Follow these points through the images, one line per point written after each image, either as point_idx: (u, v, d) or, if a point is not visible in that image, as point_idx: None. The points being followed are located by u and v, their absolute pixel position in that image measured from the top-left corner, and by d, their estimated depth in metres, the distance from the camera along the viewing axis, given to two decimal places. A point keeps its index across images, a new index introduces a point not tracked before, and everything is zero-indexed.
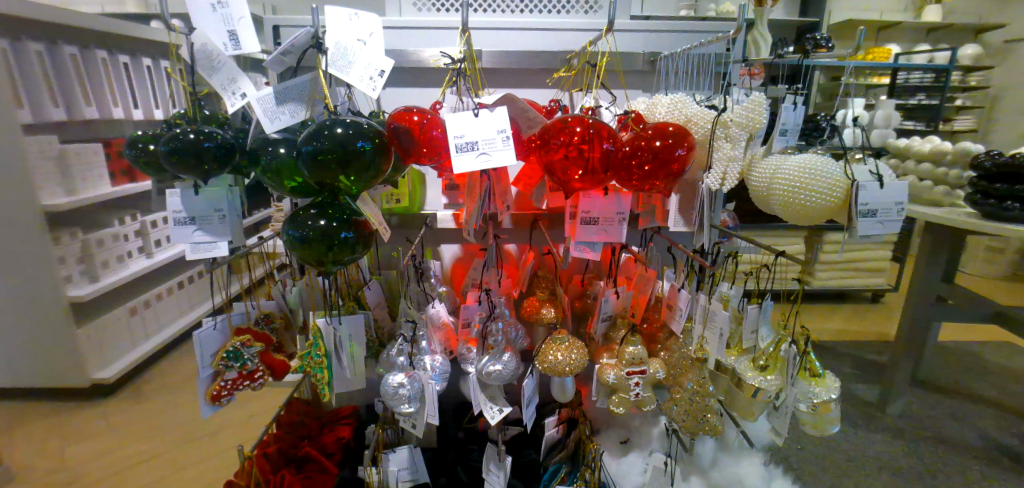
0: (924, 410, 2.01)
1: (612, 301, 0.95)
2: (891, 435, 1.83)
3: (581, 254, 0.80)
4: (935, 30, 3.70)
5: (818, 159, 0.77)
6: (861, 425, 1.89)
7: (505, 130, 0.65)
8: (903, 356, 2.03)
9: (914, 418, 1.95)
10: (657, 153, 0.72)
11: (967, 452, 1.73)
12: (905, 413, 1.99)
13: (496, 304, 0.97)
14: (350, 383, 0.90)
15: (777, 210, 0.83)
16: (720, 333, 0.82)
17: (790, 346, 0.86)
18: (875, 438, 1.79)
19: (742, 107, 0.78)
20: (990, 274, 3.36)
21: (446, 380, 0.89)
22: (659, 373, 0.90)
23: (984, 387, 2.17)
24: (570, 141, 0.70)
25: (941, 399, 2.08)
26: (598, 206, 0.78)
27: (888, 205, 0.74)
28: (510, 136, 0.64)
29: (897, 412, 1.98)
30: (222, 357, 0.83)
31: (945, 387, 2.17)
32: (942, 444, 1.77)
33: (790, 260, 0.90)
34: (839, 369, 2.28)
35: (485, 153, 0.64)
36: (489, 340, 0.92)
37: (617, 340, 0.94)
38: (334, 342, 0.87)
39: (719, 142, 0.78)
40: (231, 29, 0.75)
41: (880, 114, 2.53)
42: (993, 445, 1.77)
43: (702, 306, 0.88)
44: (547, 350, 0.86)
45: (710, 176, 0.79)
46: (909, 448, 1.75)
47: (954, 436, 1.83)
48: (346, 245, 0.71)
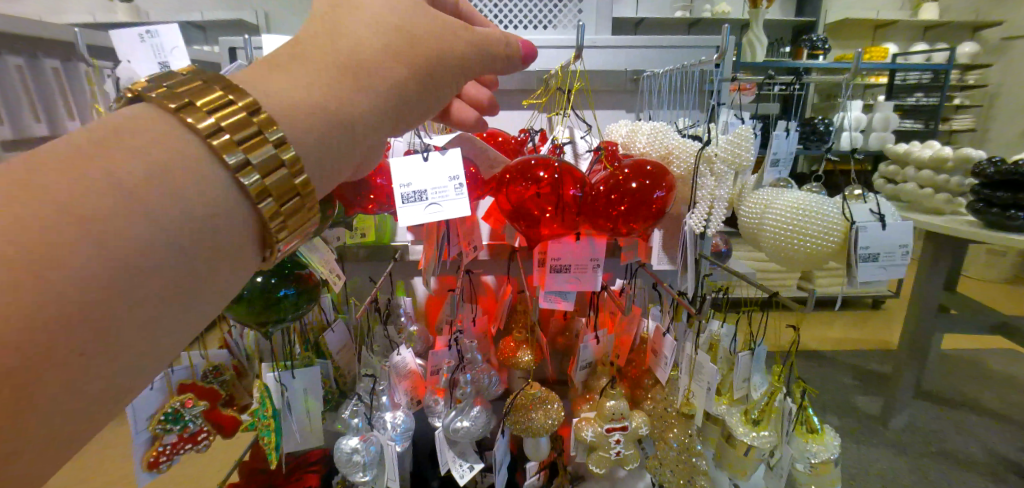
0: (928, 422, 1.93)
1: (592, 347, 0.87)
2: (895, 449, 1.75)
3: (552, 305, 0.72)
4: (932, 29, 3.63)
5: (812, 198, 0.69)
6: (863, 439, 1.81)
7: (458, 176, 0.56)
8: (906, 367, 1.95)
9: (917, 432, 1.87)
10: (631, 196, 0.64)
11: (972, 468, 1.65)
12: (908, 426, 1.90)
13: (466, 349, 0.89)
14: (305, 440, 0.82)
15: (767, 252, 0.74)
16: (708, 388, 0.76)
17: (785, 399, 0.79)
18: (876, 454, 1.72)
19: (729, 140, 0.70)
20: (990, 277, 3.29)
21: (410, 438, 0.82)
22: (642, 428, 0.82)
23: (992, 397, 2.08)
24: (534, 188, 0.63)
25: (945, 411, 2.00)
26: (570, 253, 0.71)
27: (892, 248, 0.66)
28: (464, 184, 0.55)
29: (900, 425, 1.89)
30: (159, 420, 0.75)
31: (950, 398, 2.09)
32: (945, 459, 1.70)
33: (788, 303, 0.82)
34: (839, 379, 2.19)
35: (434, 204, 0.55)
36: (456, 392, 0.84)
37: (598, 389, 0.87)
38: (284, 401, 0.79)
39: (703, 179, 0.70)
40: (163, 60, 0.67)
41: (878, 117, 2.42)
42: (999, 460, 1.70)
43: (688, 355, 0.81)
44: (519, 407, 0.78)
45: (693, 217, 0.70)
46: (913, 463, 1.67)
47: (959, 450, 1.75)
48: (286, 302, 0.64)
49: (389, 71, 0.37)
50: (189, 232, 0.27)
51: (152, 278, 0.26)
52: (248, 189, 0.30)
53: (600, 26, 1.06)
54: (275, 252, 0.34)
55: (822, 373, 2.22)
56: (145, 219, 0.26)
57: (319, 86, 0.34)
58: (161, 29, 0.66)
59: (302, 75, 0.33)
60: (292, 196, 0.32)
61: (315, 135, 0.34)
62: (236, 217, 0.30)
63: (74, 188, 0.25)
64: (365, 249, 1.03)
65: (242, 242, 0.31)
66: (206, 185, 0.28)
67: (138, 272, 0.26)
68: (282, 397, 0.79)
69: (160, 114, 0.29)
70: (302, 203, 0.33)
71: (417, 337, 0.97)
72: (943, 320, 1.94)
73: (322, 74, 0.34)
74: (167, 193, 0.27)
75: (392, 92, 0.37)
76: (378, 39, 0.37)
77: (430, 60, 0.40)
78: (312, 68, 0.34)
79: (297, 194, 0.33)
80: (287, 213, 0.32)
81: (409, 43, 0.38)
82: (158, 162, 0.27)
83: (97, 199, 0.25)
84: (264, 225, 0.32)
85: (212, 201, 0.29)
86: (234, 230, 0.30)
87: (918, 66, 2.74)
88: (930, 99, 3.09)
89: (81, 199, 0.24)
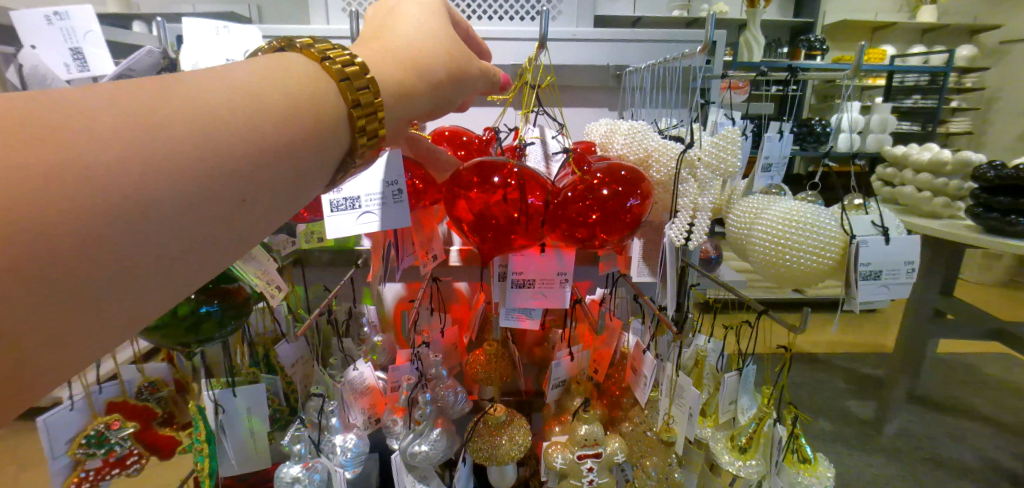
0: (922, 427, 1.87)
1: (565, 365, 0.80)
2: (889, 456, 1.68)
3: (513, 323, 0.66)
4: (929, 31, 3.59)
5: (806, 206, 0.63)
6: (855, 444, 1.75)
7: (397, 181, 0.48)
8: (900, 371, 1.89)
9: (911, 438, 1.81)
10: (603, 204, 0.57)
11: (965, 475, 1.60)
12: (902, 431, 1.84)
13: (431, 364, 0.83)
14: (246, 464, 0.74)
15: (756, 265, 0.68)
16: (690, 414, 0.69)
17: (775, 425, 0.72)
18: (870, 461, 1.65)
19: (712, 143, 0.63)
20: (984, 280, 3.24)
21: (362, 463, 0.75)
22: (618, 456, 0.74)
23: (986, 403, 2.02)
24: (493, 193, 0.56)
25: (940, 416, 1.94)
26: (535, 266, 0.65)
27: (896, 265, 0.59)
28: (403, 190, 0.48)
29: (894, 431, 1.83)
30: (80, 444, 0.68)
31: (944, 403, 2.03)
32: (939, 467, 1.64)
33: (778, 321, 0.74)
34: (833, 382, 2.12)
35: (368, 213, 0.49)
36: (415, 413, 0.77)
37: (571, 410, 0.80)
38: (221, 420, 0.71)
39: (684, 185, 0.63)
40: (74, 46, 0.60)
41: (875, 119, 2.36)
42: (993, 467, 1.64)
43: (668, 376, 0.73)
44: (483, 432, 0.72)
45: (673, 227, 0.63)
46: (907, 470, 1.61)
47: (952, 457, 1.70)
48: (209, 319, 0.58)
49: (441, 70, 0.46)
50: (295, 150, 0.34)
51: (256, 190, 0.32)
52: (344, 125, 0.37)
53: (580, 18, 0.98)
54: (351, 171, 0.41)
55: (817, 377, 2.14)
56: (256, 144, 0.32)
57: (401, 68, 0.42)
58: (71, 10, 0.59)
59: (388, 60, 0.42)
60: (375, 137, 0.39)
61: (397, 100, 0.41)
62: (333, 144, 0.37)
63: (201, 111, 0.30)
64: (328, 254, 0.96)
65: (327, 167, 0.37)
66: (315, 117, 0.35)
67: (236, 189, 0.31)
68: (217, 417, 0.71)
69: (309, 62, 0.37)
70: (377, 144, 0.40)
71: (380, 349, 0.89)
72: (937, 325, 1.89)
73: (400, 62, 0.43)
74: (283, 123, 0.33)
75: (446, 84, 0.46)
76: (440, 46, 0.46)
77: (468, 68, 0.50)
78: (392, 57, 0.43)
79: (376, 134, 0.39)
80: (370, 148, 0.40)
81: (452, 53, 0.47)
82: (285, 96, 0.34)
83: (211, 132, 0.30)
84: (353, 151, 0.39)
85: (320, 128, 0.35)
86: (329, 153, 0.37)
87: (916, 68, 2.69)
88: (927, 102, 3.02)
89: (196, 125, 0.29)
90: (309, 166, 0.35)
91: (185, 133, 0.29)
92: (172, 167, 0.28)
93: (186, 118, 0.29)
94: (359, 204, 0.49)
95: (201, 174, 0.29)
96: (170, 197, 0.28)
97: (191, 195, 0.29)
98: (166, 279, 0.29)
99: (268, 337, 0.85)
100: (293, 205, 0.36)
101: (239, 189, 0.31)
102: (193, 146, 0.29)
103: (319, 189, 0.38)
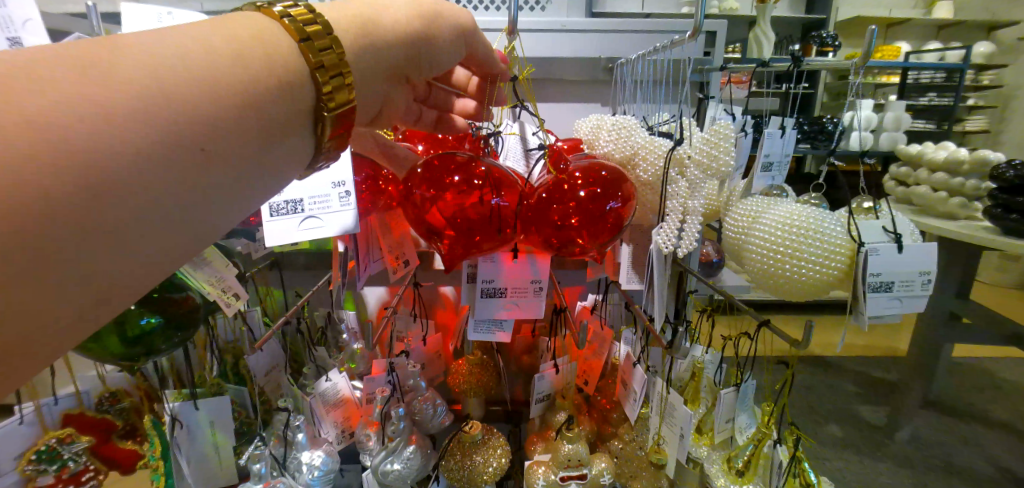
0: (937, 434, 1.78)
1: (550, 377, 0.75)
2: (901, 465, 1.60)
3: (486, 335, 0.63)
4: (945, 27, 3.49)
5: (809, 210, 0.57)
6: (866, 451, 1.67)
7: (342, 182, 0.50)
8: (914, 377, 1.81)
9: (925, 446, 1.72)
10: (581, 206, 0.52)
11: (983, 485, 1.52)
12: (916, 438, 1.76)
13: (409, 374, 0.78)
14: (204, 482, 0.69)
15: (752, 274, 0.62)
16: (681, 435, 0.64)
17: (775, 448, 0.66)
18: (882, 471, 1.57)
19: (703, 138, 0.57)
20: (1001, 282, 3.11)
21: (331, 482, 0.71)
22: (605, 477, 0.70)
23: (1006, 410, 1.92)
24: (456, 191, 0.51)
25: (956, 424, 1.85)
26: (504, 273, 0.61)
27: (910, 276, 0.53)
28: (347, 191, 0.50)
29: (907, 438, 1.74)
30: (30, 460, 0.64)
31: (962, 409, 1.93)
32: (956, 477, 1.55)
33: (779, 335, 0.68)
34: (843, 387, 2.03)
35: (312, 216, 0.51)
36: (388, 429, 0.72)
37: (554, 426, 0.75)
38: (180, 434, 0.66)
39: (673, 185, 0.58)
40: (12, 35, 0.56)
41: (888, 116, 2.27)
42: (1011, 477, 1.56)
43: (658, 392, 0.68)
44: (460, 454, 0.68)
45: (662, 233, 0.58)
46: (922, 481, 1.53)
47: (969, 466, 1.61)
48: (156, 334, 0.55)
49: (398, 18, 0.39)
50: (258, 99, 0.30)
51: (222, 149, 0.28)
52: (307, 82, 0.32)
53: (572, 6, 0.93)
54: (326, 129, 0.34)
55: (826, 382, 2.06)
56: (214, 91, 0.28)
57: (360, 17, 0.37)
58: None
59: (349, 13, 0.37)
60: (337, 75, 0.33)
61: (356, 49, 0.36)
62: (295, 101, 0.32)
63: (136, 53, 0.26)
64: (304, 256, 0.91)
65: (297, 118, 0.33)
66: (270, 62, 0.31)
67: (194, 145, 0.27)
68: (175, 433, 0.66)
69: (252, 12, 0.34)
70: (347, 86, 0.34)
71: (358, 357, 0.84)
72: (954, 330, 1.80)
73: (356, 15, 0.37)
74: (224, 66, 0.29)
75: (413, 36, 0.40)
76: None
77: (439, 14, 0.43)
78: (352, 9, 0.38)
79: (342, 75, 0.34)
80: (335, 92, 0.34)
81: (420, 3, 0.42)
82: (234, 43, 0.30)
83: (164, 82, 0.26)
84: (318, 99, 0.33)
85: (283, 73, 0.31)
86: (299, 104, 0.32)
87: (932, 65, 2.59)
88: (943, 99, 2.91)
89: (147, 82, 0.26)
90: (272, 119, 0.31)
91: (132, 92, 0.25)
92: (128, 132, 0.25)
93: (142, 73, 0.26)
94: (301, 208, 0.51)
95: (153, 128, 0.25)
96: (120, 156, 0.24)
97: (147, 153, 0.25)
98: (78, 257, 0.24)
99: (236, 345, 0.81)
100: (272, 168, 0.32)
101: (197, 142, 0.27)
102: (140, 101, 0.25)
103: (299, 152, 0.34)
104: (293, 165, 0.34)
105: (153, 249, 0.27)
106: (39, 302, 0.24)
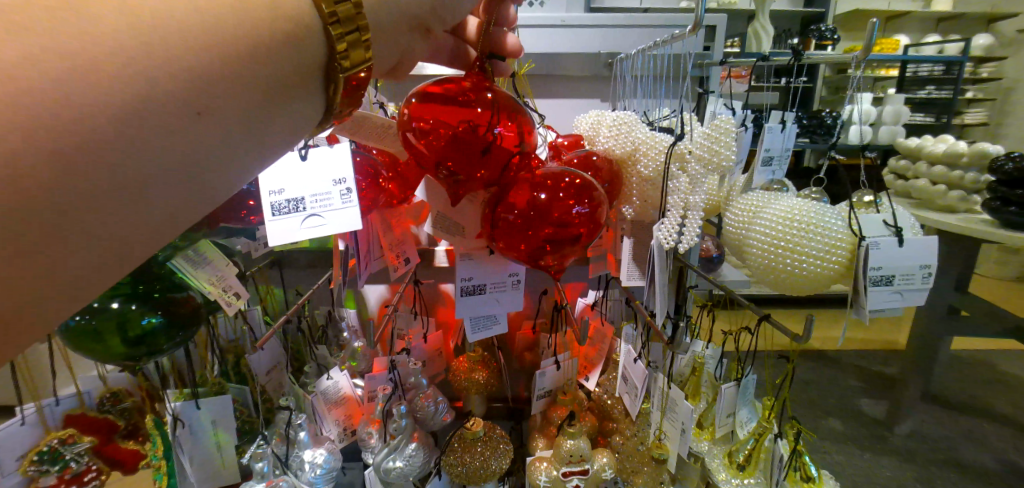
0: (937, 427, 1.79)
1: (552, 374, 0.75)
2: (900, 458, 1.61)
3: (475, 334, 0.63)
4: (943, 19, 3.48)
5: (812, 206, 0.57)
6: (866, 445, 1.67)
7: (344, 179, 0.51)
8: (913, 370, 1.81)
9: (924, 439, 1.73)
10: (556, 210, 0.50)
11: (980, 478, 1.53)
12: (915, 431, 1.76)
13: (410, 372, 0.78)
14: (207, 481, 0.70)
15: (750, 267, 0.62)
16: (682, 430, 0.64)
17: (776, 442, 0.66)
18: (881, 463, 1.58)
19: (705, 134, 0.58)
20: (999, 275, 3.12)
21: (334, 480, 0.72)
22: (606, 471, 0.70)
23: (1004, 402, 1.93)
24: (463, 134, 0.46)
25: (954, 416, 1.85)
26: (491, 270, 0.62)
27: (911, 270, 0.54)
28: (349, 188, 0.50)
29: (906, 431, 1.75)
30: (31, 461, 0.64)
31: (961, 402, 1.94)
32: (953, 469, 1.57)
33: (779, 330, 0.67)
34: (844, 380, 2.03)
35: (314, 214, 0.50)
36: (389, 427, 0.72)
37: (556, 422, 0.75)
38: (183, 433, 0.66)
39: (675, 181, 0.58)
40: None
41: (888, 110, 2.27)
42: (1008, 469, 1.57)
43: (659, 387, 0.68)
44: (460, 449, 0.68)
45: (663, 228, 0.58)
46: (921, 474, 1.53)
47: (966, 458, 1.62)
48: (157, 332, 0.55)
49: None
50: (264, 54, 0.29)
51: (217, 108, 0.28)
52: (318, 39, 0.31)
53: (571, 3, 0.93)
54: (339, 89, 0.34)
55: (826, 375, 2.06)
56: (211, 46, 0.27)
57: None
58: None
59: None
60: (353, 30, 0.32)
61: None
62: (303, 55, 0.31)
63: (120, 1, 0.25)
64: (306, 254, 0.91)
65: (311, 74, 0.32)
66: (276, 11, 0.30)
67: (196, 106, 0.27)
68: (176, 432, 0.66)
69: None
70: (362, 44, 0.33)
71: (360, 355, 0.85)
72: (953, 322, 1.80)
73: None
74: (217, 17, 0.27)
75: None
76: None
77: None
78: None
79: (358, 31, 0.33)
80: (346, 54, 0.33)
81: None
82: None
83: (161, 38, 0.25)
84: (331, 55, 0.32)
85: (291, 28, 0.30)
86: (308, 60, 0.32)
87: (931, 58, 2.59)
88: (942, 92, 2.91)
89: (141, 40, 0.25)
90: (275, 75, 0.30)
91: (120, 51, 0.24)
92: (127, 95, 0.24)
93: (139, 31, 0.25)
94: (303, 206, 0.51)
95: (154, 84, 0.25)
96: (117, 117, 0.24)
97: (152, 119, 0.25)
98: (79, 223, 0.25)
99: (238, 344, 0.81)
100: (285, 127, 0.32)
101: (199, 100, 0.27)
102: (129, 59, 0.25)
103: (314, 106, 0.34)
104: (307, 121, 0.34)
105: (168, 206, 0.28)
106: (40, 271, 0.24)
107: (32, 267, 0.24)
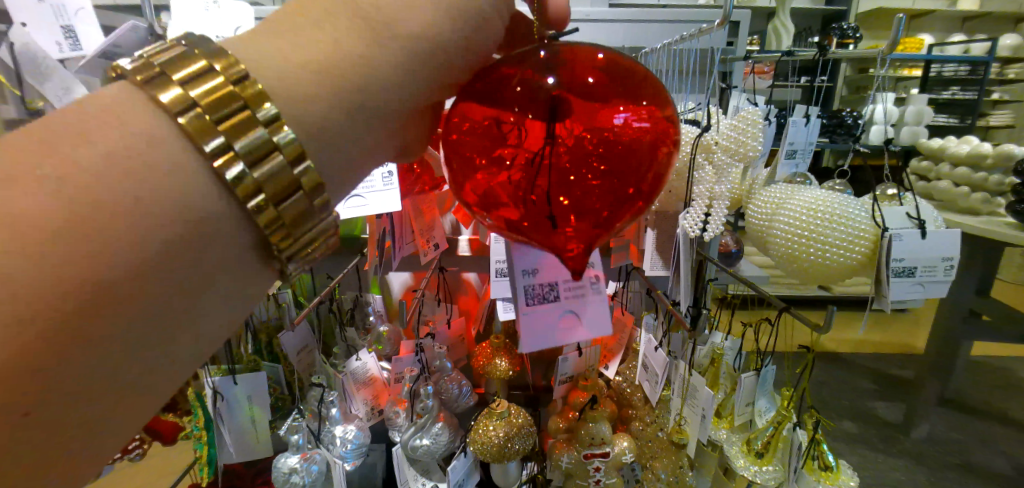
0: (951, 432, 1.77)
1: (574, 360, 0.77)
2: (915, 462, 1.60)
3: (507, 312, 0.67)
4: (971, 19, 3.41)
5: (836, 196, 0.58)
6: (880, 448, 1.66)
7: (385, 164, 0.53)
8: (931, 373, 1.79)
9: (941, 443, 1.71)
10: None
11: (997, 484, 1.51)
12: (931, 436, 1.74)
13: (436, 355, 0.80)
14: (245, 453, 0.73)
15: (773, 257, 0.64)
16: (702, 415, 0.67)
17: (794, 431, 0.68)
18: (895, 466, 1.57)
19: (731, 125, 0.60)
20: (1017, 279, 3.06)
21: (363, 455, 0.75)
22: (625, 455, 0.72)
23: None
24: (618, 159, 0.31)
25: (971, 422, 1.83)
26: None
27: (934, 262, 0.55)
28: (390, 173, 0.53)
29: (922, 435, 1.73)
30: None
31: (979, 407, 1.91)
32: (969, 475, 1.55)
33: (800, 321, 0.68)
34: (859, 383, 2.01)
35: (357, 197, 0.53)
36: (417, 406, 0.75)
37: (578, 408, 0.76)
38: (223, 407, 0.70)
39: (701, 171, 0.60)
40: (67, 24, 0.60)
41: (910, 110, 2.25)
42: None
43: (681, 374, 0.71)
44: (485, 427, 0.70)
45: (688, 217, 0.59)
46: (936, 479, 1.52)
47: (982, 464, 1.60)
48: None
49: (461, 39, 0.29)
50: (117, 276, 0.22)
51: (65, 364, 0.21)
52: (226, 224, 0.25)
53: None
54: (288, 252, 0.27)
55: (841, 377, 2.04)
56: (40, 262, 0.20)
57: None
58: None
59: None
60: (292, 190, 0.26)
61: (306, 94, 0.26)
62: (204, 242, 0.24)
63: None
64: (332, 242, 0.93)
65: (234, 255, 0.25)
66: (152, 200, 0.22)
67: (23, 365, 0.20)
68: (217, 405, 0.70)
69: (128, 91, 0.24)
70: (308, 202, 0.27)
71: (385, 339, 0.86)
72: (973, 327, 1.78)
73: (373, 12, 0.27)
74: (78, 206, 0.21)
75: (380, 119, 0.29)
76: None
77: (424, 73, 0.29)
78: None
79: (296, 185, 0.26)
80: (278, 223, 0.26)
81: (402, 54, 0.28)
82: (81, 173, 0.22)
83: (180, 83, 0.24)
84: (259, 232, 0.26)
85: (171, 226, 0.23)
86: (221, 250, 0.25)
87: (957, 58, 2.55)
88: (967, 93, 2.86)
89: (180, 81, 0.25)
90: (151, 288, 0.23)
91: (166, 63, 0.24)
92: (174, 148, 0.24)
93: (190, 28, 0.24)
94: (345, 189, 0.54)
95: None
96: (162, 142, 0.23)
97: (210, 209, 0.24)
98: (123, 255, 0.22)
99: (270, 325, 0.84)
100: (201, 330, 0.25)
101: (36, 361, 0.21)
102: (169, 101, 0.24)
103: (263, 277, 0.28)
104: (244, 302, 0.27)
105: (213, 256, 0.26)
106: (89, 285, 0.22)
107: (85, 290, 0.21)
